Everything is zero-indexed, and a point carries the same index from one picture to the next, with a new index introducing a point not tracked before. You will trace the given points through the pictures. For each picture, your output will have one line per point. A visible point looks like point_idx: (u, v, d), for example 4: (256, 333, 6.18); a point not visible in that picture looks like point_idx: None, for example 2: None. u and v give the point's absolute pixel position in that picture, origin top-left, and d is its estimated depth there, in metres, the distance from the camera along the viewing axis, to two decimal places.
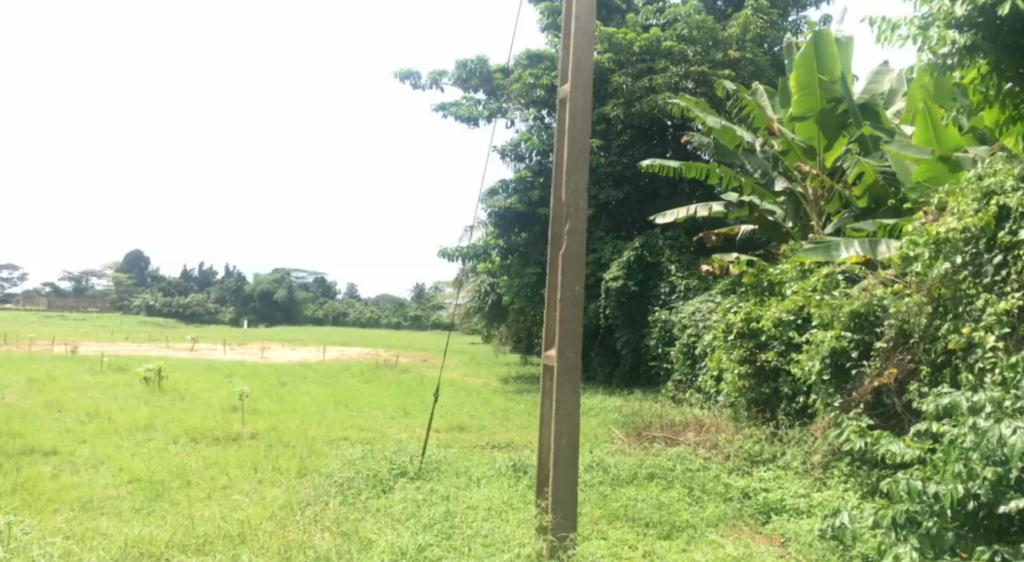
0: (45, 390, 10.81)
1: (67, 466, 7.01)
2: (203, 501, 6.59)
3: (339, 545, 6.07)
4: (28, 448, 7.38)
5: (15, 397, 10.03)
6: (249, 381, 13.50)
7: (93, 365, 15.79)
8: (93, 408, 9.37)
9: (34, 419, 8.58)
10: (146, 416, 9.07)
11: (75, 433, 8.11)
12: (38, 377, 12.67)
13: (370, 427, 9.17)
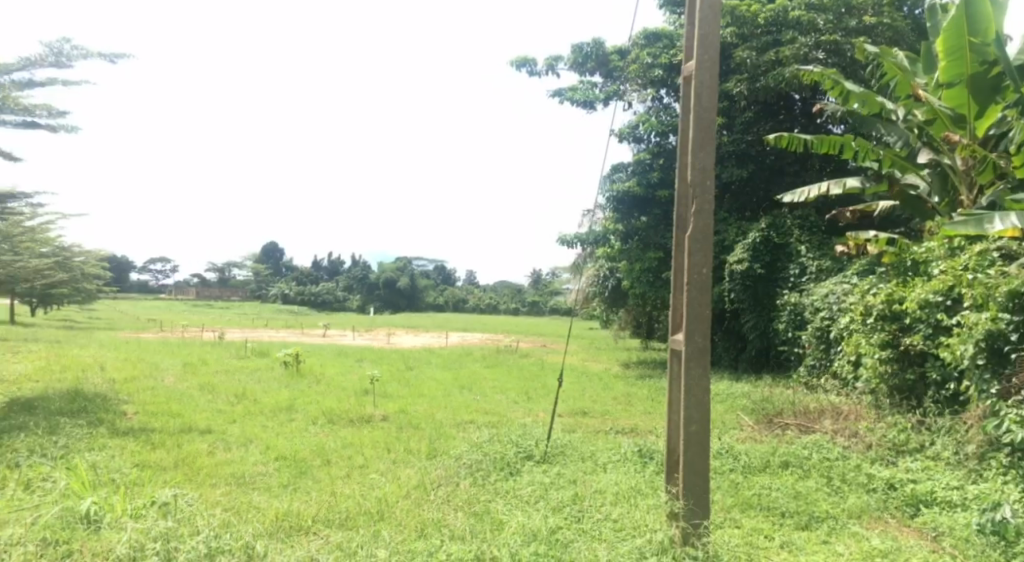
0: (198, 373, 11.67)
1: (220, 443, 7.52)
2: (344, 479, 6.94)
3: (474, 526, 6.27)
4: (186, 427, 7.99)
5: (172, 379, 10.91)
6: (379, 366, 14.13)
7: (237, 351, 17.03)
8: (240, 390, 10.02)
9: (190, 401, 9.26)
10: (287, 398, 9.58)
11: (225, 413, 8.70)
12: (189, 361, 13.78)
13: (492, 410, 9.31)
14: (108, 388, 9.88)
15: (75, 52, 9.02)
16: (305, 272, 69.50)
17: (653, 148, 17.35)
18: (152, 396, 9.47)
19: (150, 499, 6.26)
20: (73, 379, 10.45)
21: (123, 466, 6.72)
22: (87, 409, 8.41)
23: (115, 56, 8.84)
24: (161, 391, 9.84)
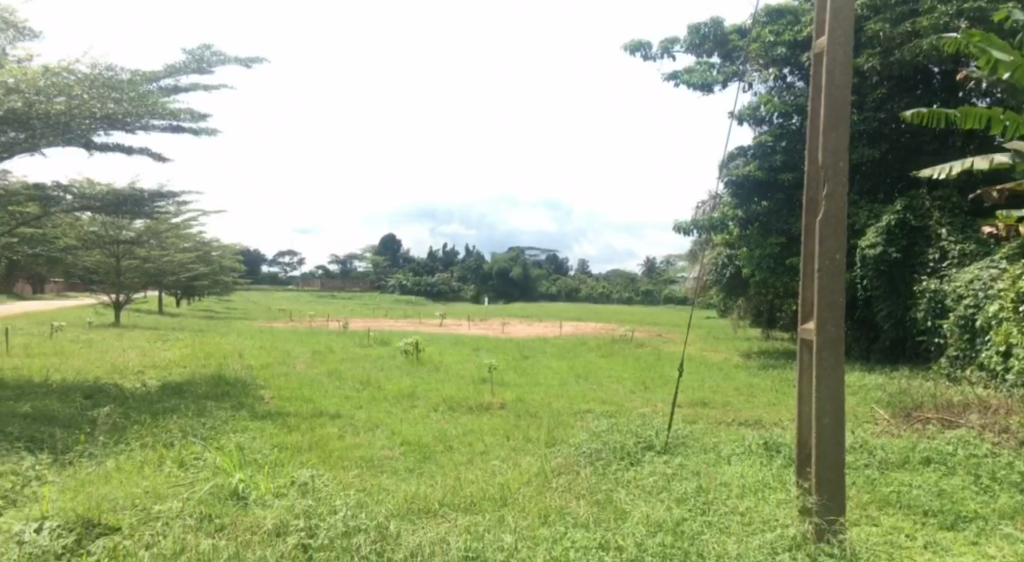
0: (326, 360, 12.30)
1: (349, 428, 7.86)
2: (466, 465, 7.09)
3: (597, 514, 6.28)
4: (317, 411, 8.42)
5: (303, 365, 11.58)
6: (496, 354, 14.46)
7: (363, 339, 17.92)
8: (365, 376, 10.44)
9: (320, 387, 9.74)
10: (409, 385, 9.90)
11: (353, 399, 9.09)
12: (317, 349, 14.57)
13: (610, 400, 9.30)
14: (247, 373, 10.58)
15: (215, 57, 9.12)
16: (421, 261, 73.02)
17: (775, 129, 16.90)
18: (286, 381, 10.03)
19: (290, 480, 6.64)
20: (217, 365, 11.29)
21: (263, 447, 7.15)
22: (230, 393, 9.04)
23: (251, 59, 8.94)
24: (295, 377, 10.46)
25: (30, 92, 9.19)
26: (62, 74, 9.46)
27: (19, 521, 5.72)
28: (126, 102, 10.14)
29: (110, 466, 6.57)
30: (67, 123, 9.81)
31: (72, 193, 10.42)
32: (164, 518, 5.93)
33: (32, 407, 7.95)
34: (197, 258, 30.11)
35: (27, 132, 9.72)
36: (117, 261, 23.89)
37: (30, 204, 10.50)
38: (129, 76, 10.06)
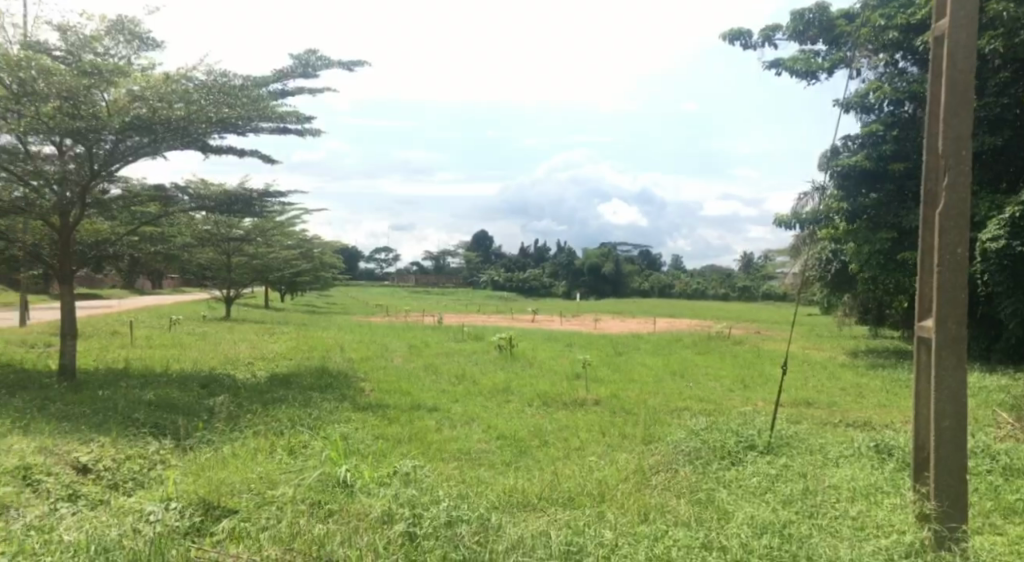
0: (421, 355, 12.62)
1: (447, 421, 8.02)
2: (564, 460, 7.12)
3: (699, 513, 6.16)
4: (415, 404, 8.64)
5: (400, 359, 11.92)
6: (588, 350, 14.49)
7: (457, 334, 18.36)
8: (460, 370, 10.66)
9: (418, 380, 9.97)
10: (502, 380, 10.02)
11: (450, 392, 9.29)
12: (415, 343, 15.00)
13: (707, 399, 9.19)
14: (349, 366, 10.99)
15: (320, 62, 9.09)
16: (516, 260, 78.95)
17: (886, 118, 16.24)
18: (385, 374, 10.33)
19: (393, 470, 6.84)
20: (321, 358, 11.77)
21: (366, 438, 7.40)
22: (333, 385, 9.39)
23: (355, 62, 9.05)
24: (393, 370, 10.78)
25: (153, 99, 9.59)
26: (183, 82, 9.84)
27: (148, 501, 6.12)
28: (239, 105, 10.21)
29: (226, 452, 6.96)
30: (186, 126, 9.94)
31: (189, 194, 11.11)
32: (276, 503, 6.21)
33: (156, 394, 8.48)
34: (301, 255, 31.65)
35: (150, 136, 9.94)
36: (226, 259, 25.35)
37: (152, 204, 11.28)
38: (242, 80, 10.16)
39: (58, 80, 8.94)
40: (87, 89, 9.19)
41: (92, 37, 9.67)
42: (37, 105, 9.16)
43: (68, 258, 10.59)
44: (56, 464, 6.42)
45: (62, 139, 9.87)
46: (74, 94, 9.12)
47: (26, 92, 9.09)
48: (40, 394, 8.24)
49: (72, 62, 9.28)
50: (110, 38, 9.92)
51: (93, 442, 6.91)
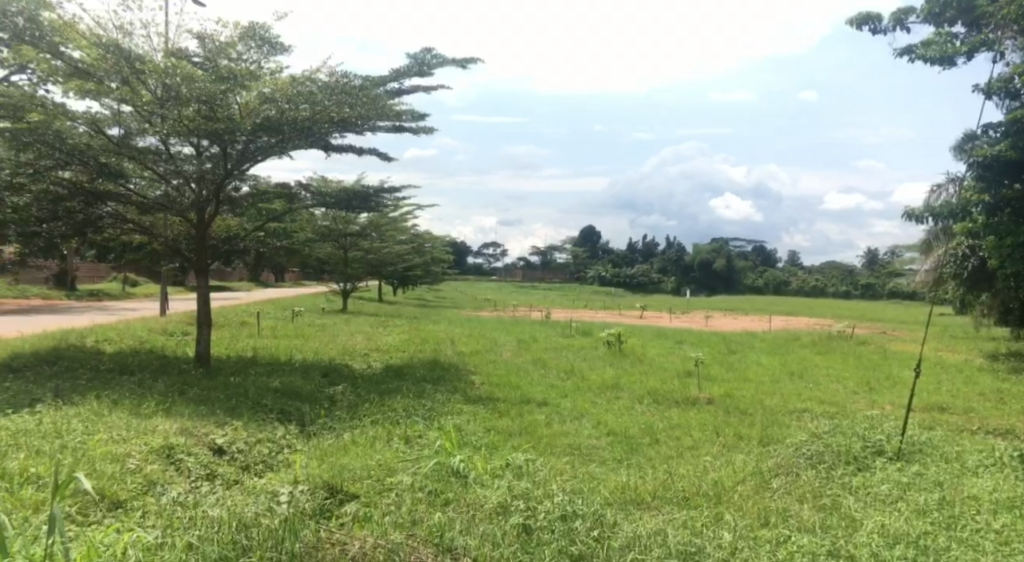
0: (531, 349, 12.79)
1: (557, 416, 8.08)
2: (676, 460, 7.02)
3: (824, 518, 5.88)
4: (525, 397, 8.75)
5: (510, 353, 12.15)
6: (699, 347, 14.28)
7: (565, 329, 18.53)
8: (569, 365, 10.72)
9: (528, 373, 10.12)
10: (613, 376, 10.02)
11: (559, 387, 9.34)
12: (523, 337, 15.18)
13: (830, 401, 8.89)
14: (460, 359, 11.26)
15: (436, 59, 9.35)
16: (620, 255, 81.82)
17: None
18: (495, 368, 10.51)
19: (505, 462, 6.93)
20: (432, 350, 12.08)
21: (478, 431, 7.55)
22: (445, 377, 9.62)
23: (467, 59, 9.19)
24: (505, 362, 11.00)
25: (283, 101, 10.18)
26: (307, 84, 10.37)
27: (278, 482, 6.45)
28: (360, 106, 10.46)
29: (347, 439, 7.27)
30: (309, 127, 10.41)
31: (310, 192, 11.65)
32: (395, 490, 6.41)
33: (282, 382, 8.94)
34: (414, 250, 33.06)
35: (278, 138, 10.41)
36: (343, 254, 26.71)
37: (277, 201, 11.91)
38: (361, 81, 10.38)
39: (200, 85, 9.47)
40: (224, 93, 9.70)
41: (227, 44, 10.22)
42: (180, 109, 9.78)
43: (202, 253, 11.32)
44: (196, 445, 6.88)
45: (199, 141, 10.50)
46: (212, 98, 9.66)
47: (170, 96, 9.76)
48: (180, 378, 8.88)
49: (210, 68, 9.83)
50: (242, 44, 10.44)
51: (227, 426, 7.36)
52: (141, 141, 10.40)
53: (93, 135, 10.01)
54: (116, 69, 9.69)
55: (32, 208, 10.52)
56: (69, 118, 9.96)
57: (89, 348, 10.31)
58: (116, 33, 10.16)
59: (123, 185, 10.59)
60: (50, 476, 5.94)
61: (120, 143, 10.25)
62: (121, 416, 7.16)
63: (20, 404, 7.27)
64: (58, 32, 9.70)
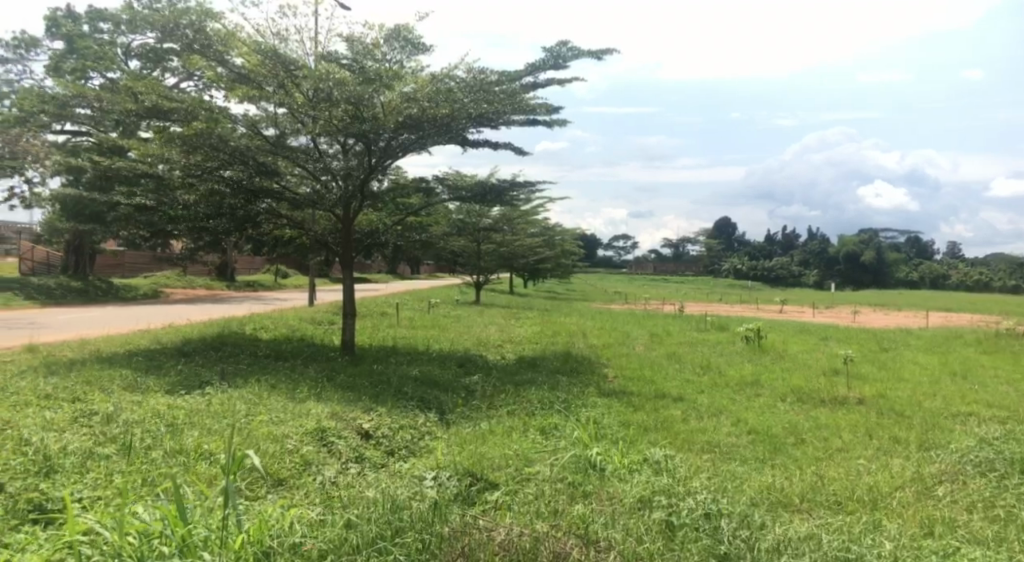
0: (665, 342, 12.66)
1: (694, 411, 7.97)
2: (824, 462, 6.74)
3: (998, 531, 5.41)
4: (661, 392, 8.67)
5: (644, 346, 12.11)
6: (846, 344, 13.65)
7: (697, 323, 18.26)
8: (704, 360, 10.51)
9: (663, 367, 10.03)
10: (752, 372, 9.77)
11: (695, 383, 9.18)
12: (657, 331, 15.00)
13: (1000, 405, 8.27)
14: (592, 351, 11.31)
15: (571, 52, 9.24)
16: (757, 247, 84.38)
17: None
18: (628, 361, 10.48)
19: (643, 457, 6.87)
20: (564, 343, 12.17)
21: (614, 424, 7.55)
22: (579, 370, 9.70)
23: (604, 50, 9.09)
24: (638, 356, 10.99)
25: (425, 101, 10.24)
26: (445, 82, 10.48)
27: (422, 468, 6.68)
28: (496, 102, 10.54)
29: (485, 429, 7.46)
30: (448, 124, 10.60)
31: (446, 186, 12.07)
32: (535, 480, 6.49)
33: (421, 370, 9.31)
34: (545, 243, 33.86)
35: (419, 134, 10.72)
36: (478, 247, 27.99)
37: (416, 196, 12.43)
38: (498, 77, 10.59)
39: (349, 87, 9.91)
40: (371, 93, 10.08)
41: (373, 46, 10.62)
42: (330, 110, 10.24)
43: (348, 246, 12.04)
44: (345, 428, 7.25)
45: (345, 139, 11.02)
46: (360, 98, 10.06)
47: (320, 97, 10.31)
48: (328, 364, 9.44)
49: (358, 69, 10.18)
50: (387, 45, 10.89)
51: (373, 411, 7.72)
52: (293, 141, 11.19)
53: (252, 136, 10.82)
54: (274, 75, 10.34)
55: (199, 206, 11.46)
56: (230, 121, 10.74)
57: (245, 334, 11.13)
58: (273, 40, 10.84)
59: (278, 183, 11.35)
60: (221, 453, 6.45)
61: (275, 143, 11.02)
62: (279, 400, 7.67)
63: (192, 385, 7.95)
64: (221, 40, 10.41)
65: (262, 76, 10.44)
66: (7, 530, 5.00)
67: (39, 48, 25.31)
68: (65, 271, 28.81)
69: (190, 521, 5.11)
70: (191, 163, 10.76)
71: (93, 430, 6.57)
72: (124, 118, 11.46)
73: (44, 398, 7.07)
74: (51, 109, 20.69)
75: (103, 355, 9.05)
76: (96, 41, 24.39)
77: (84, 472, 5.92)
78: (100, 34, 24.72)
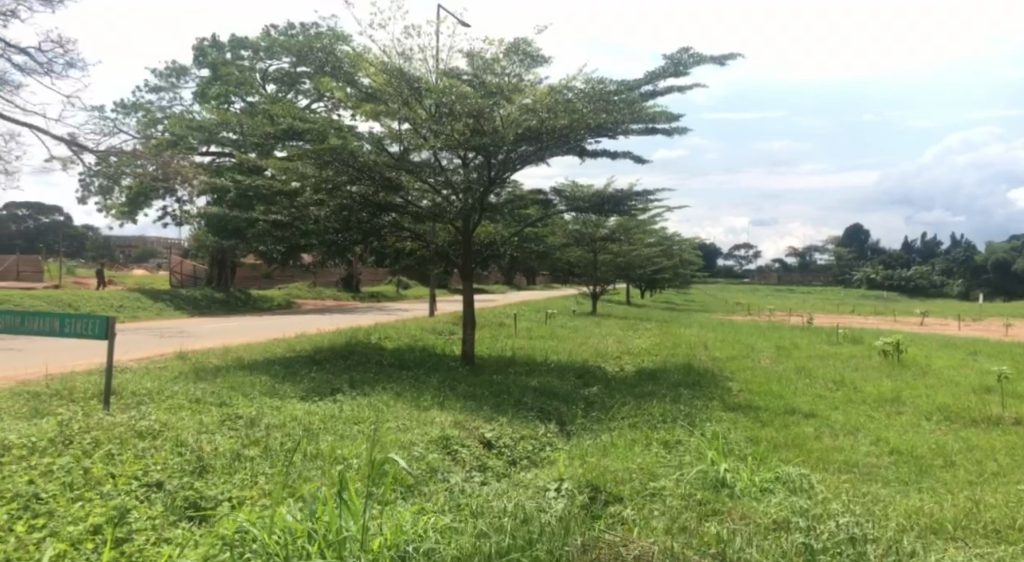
0: (792, 356, 12.28)
1: (827, 429, 7.68)
2: (976, 487, 6.26)
3: None
4: (790, 408, 8.44)
5: (769, 359, 11.81)
6: (998, 360, 12.68)
7: (827, 335, 17.54)
8: (837, 376, 10.13)
9: (791, 382, 9.79)
10: (891, 389, 9.33)
11: (827, 399, 8.89)
12: (783, 344, 14.54)
13: None
14: (714, 365, 11.13)
15: (693, 58, 9.23)
16: (896, 254, 82.91)
17: None
18: (753, 375, 10.26)
19: (775, 475, 6.62)
20: (685, 355, 12.01)
21: (741, 440, 7.38)
22: (701, 383, 9.59)
23: (727, 56, 8.99)
24: (764, 370, 10.74)
25: (543, 111, 10.41)
26: (564, 93, 10.55)
27: (545, 478, 6.68)
28: (616, 111, 10.47)
29: (607, 440, 7.43)
30: (567, 134, 10.60)
31: (563, 197, 12.23)
32: (662, 495, 6.34)
33: (540, 382, 9.44)
34: (662, 253, 33.63)
35: (538, 145, 10.86)
36: (594, 258, 28.25)
37: (534, 208, 12.64)
38: (617, 86, 10.50)
39: (469, 102, 10.19)
40: (491, 106, 10.35)
41: (493, 60, 10.85)
42: (452, 124, 10.56)
43: (469, 257, 12.37)
44: (468, 438, 7.38)
45: (466, 153, 11.26)
46: (481, 112, 10.31)
47: (444, 112, 10.62)
48: (450, 373, 9.70)
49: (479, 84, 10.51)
50: (507, 59, 10.83)
51: (495, 421, 7.84)
52: (416, 155, 11.41)
53: (378, 153, 11.27)
54: (399, 93, 10.73)
55: (329, 221, 12.10)
56: (357, 139, 11.28)
57: (371, 343, 11.58)
58: (398, 59, 11.31)
59: (402, 197, 11.74)
60: (352, 458, 6.67)
61: (400, 158, 11.38)
62: (405, 407, 7.94)
63: (324, 392, 8.35)
64: (352, 62, 11.09)
65: (388, 95, 10.88)
66: (167, 526, 5.29)
67: (187, 76, 27.35)
68: (209, 283, 31.31)
69: (327, 522, 5.23)
70: (322, 178, 11.30)
71: (239, 433, 6.98)
72: (263, 140, 12.27)
73: (195, 402, 7.61)
74: (199, 133, 22.53)
75: (243, 362, 9.64)
76: (239, 68, 26.24)
77: (234, 472, 6.28)
78: (241, 61, 26.59)
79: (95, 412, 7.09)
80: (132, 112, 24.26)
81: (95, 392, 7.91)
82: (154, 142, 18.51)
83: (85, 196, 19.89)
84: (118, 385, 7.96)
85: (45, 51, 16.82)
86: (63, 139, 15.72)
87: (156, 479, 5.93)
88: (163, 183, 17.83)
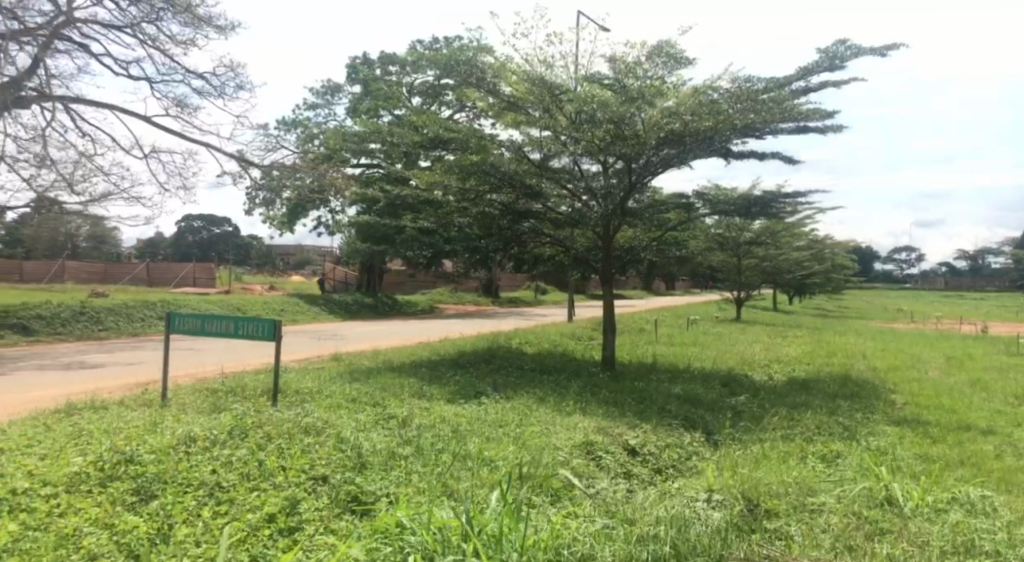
0: (965, 367, 11.39)
1: (1011, 448, 7.09)
2: None
3: None
4: (964, 424, 7.88)
5: (939, 371, 11.04)
6: None
7: (1004, 346, 16.03)
8: (1021, 390, 9.32)
9: (965, 396, 9.14)
10: None
11: (1008, 415, 8.23)
12: (953, 354, 13.49)
13: None
14: (875, 375, 10.53)
15: (849, 51, 9.05)
16: None
17: None
18: (920, 388, 9.64)
19: (952, 496, 6.14)
20: (840, 364, 11.43)
21: (909, 457, 6.92)
22: (860, 395, 9.18)
23: (889, 47, 8.72)
24: (935, 382, 10.09)
25: (687, 114, 10.22)
26: (709, 93, 10.41)
27: (693, 488, 6.49)
28: (765, 109, 10.12)
29: (758, 453, 7.16)
30: (712, 135, 10.34)
31: (706, 200, 11.87)
32: (824, 511, 5.98)
33: (684, 389, 9.33)
34: (812, 256, 32.12)
35: (680, 148, 10.67)
36: (739, 263, 27.52)
37: (675, 214, 12.43)
38: (765, 84, 10.20)
39: (612, 108, 10.25)
40: (633, 111, 10.31)
41: (634, 64, 10.86)
42: (593, 130, 10.68)
43: (609, 262, 12.33)
44: (612, 443, 7.35)
45: (607, 158, 11.34)
46: (622, 118, 10.33)
47: (586, 118, 10.73)
48: (590, 379, 9.76)
49: (621, 89, 10.53)
50: (649, 61, 10.92)
51: (638, 428, 7.79)
52: (556, 162, 11.64)
53: (519, 160, 11.49)
54: (541, 100, 10.99)
55: (471, 227, 12.50)
56: (497, 147, 11.54)
57: (512, 348, 11.80)
58: (540, 67, 11.49)
59: (542, 203, 11.90)
60: (499, 460, 6.79)
61: (541, 165, 11.60)
62: (549, 411, 8.08)
63: (470, 394, 8.66)
64: (494, 72, 11.39)
65: (531, 102, 11.19)
66: (332, 517, 5.55)
67: (340, 92, 29.02)
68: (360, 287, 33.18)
69: (478, 520, 5.24)
70: (466, 188, 11.83)
71: (393, 432, 7.31)
72: (411, 149, 12.88)
73: (351, 402, 8.04)
74: (352, 145, 24.08)
75: (392, 364, 10.11)
76: (387, 82, 27.66)
77: (391, 469, 6.54)
78: (389, 76, 27.92)
79: (265, 408, 7.66)
80: (293, 127, 26.13)
81: (263, 389, 8.56)
82: (312, 156, 19.76)
83: (248, 205, 21.67)
84: (284, 384, 8.58)
85: (221, 75, 17.58)
86: (235, 156, 17.08)
87: (322, 473, 6.27)
88: (319, 193, 19.06)
